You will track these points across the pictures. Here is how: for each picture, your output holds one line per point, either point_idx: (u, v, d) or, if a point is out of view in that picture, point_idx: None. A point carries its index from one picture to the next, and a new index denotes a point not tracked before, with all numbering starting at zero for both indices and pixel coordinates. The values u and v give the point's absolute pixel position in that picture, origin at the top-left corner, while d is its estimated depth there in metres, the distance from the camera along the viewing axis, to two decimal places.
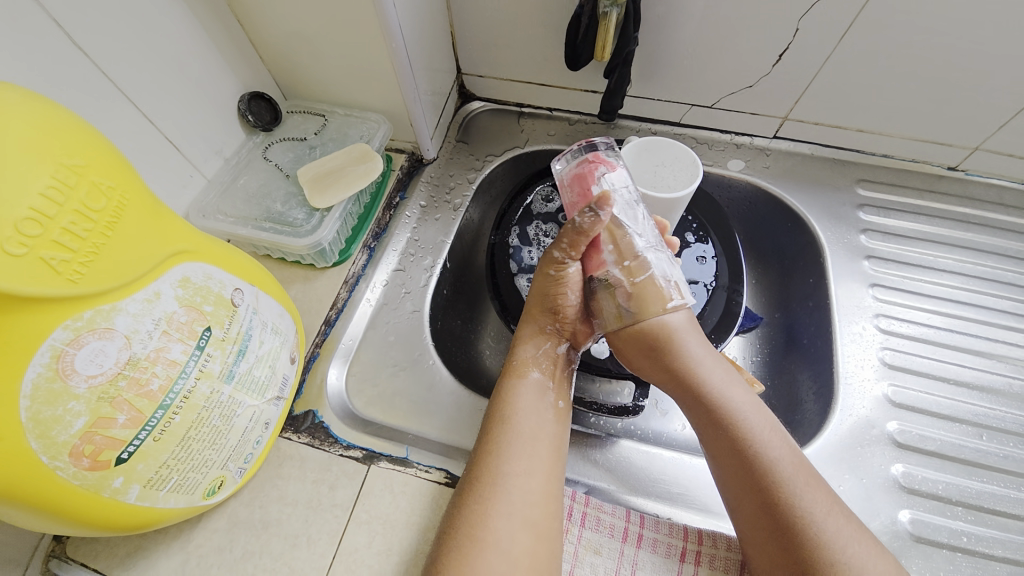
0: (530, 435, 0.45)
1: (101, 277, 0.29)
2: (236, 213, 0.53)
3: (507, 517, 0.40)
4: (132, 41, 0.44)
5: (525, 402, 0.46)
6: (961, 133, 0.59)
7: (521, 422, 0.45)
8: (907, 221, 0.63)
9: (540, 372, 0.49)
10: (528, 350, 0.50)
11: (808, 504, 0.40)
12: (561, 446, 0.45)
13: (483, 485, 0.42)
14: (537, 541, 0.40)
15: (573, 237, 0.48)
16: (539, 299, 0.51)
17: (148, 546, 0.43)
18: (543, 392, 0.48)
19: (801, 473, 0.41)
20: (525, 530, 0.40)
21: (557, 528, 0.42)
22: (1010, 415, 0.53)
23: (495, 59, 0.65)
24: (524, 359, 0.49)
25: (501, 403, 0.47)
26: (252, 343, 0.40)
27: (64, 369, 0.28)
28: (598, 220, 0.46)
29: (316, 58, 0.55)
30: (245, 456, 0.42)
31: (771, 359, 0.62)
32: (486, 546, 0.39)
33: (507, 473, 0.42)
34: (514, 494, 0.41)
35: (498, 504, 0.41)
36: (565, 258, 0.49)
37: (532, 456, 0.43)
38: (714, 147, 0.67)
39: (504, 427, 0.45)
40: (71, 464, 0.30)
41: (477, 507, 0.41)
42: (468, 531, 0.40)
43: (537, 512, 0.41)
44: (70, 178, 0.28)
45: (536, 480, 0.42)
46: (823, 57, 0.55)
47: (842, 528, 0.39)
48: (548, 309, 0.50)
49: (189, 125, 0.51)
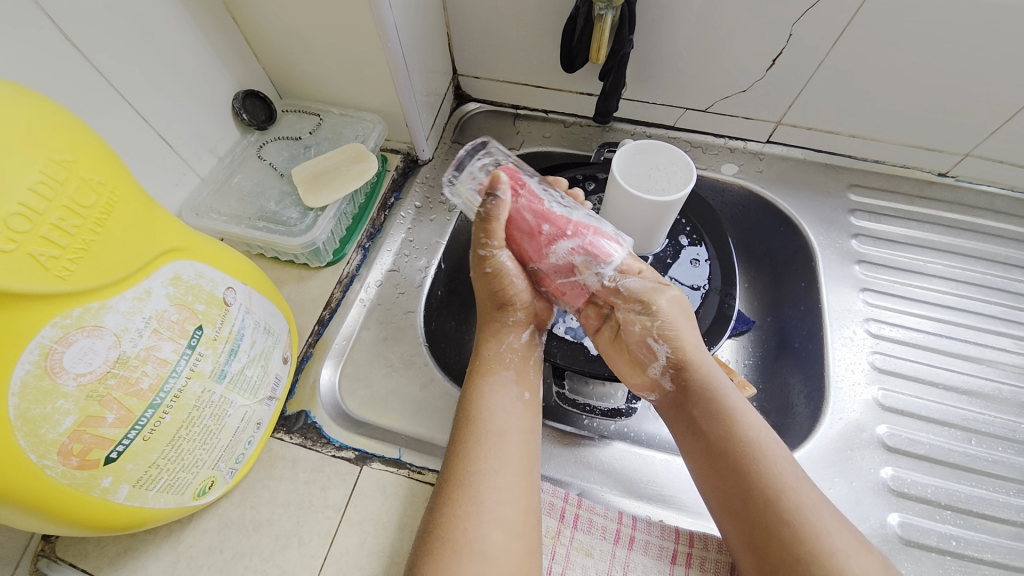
0: (501, 432, 0.45)
1: (91, 275, 0.29)
2: (230, 212, 0.52)
3: (478, 518, 0.40)
4: (126, 38, 0.44)
5: (494, 401, 0.46)
6: (952, 140, 0.60)
7: (491, 420, 0.45)
8: (898, 226, 0.64)
9: (506, 368, 0.49)
10: (490, 346, 0.50)
11: (796, 502, 0.39)
12: (531, 441, 0.45)
13: (455, 487, 0.42)
14: (511, 538, 0.40)
15: (485, 230, 0.48)
16: (485, 296, 0.52)
17: (137, 547, 0.42)
18: (510, 387, 0.48)
19: (789, 471, 0.41)
20: (498, 528, 0.40)
21: (534, 523, 0.42)
22: (999, 420, 0.54)
23: (491, 60, 0.65)
24: (489, 356, 0.50)
25: (469, 403, 0.46)
26: (244, 343, 0.40)
27: (53, 367, 0.28)
28: (499, 201, 0.47)
29: (311, 58, 0.55)
30: (236, 456, 0.42)
31: (764, 363, 0.61)
32: (459, 548, 0.39)
33: (475, 474, 0.42)
34: (483, 493, 0.41)
35: (469, 505, 0.41)
36: (489, 250, 0.49)
37: (501, 454, 0.43)
38: (708, 151, 0.68)
39: (472, 427, 0.45)
40: (60, 463, 0.29)
41: (450, 509, 0.41)
42: (443, 533, 0.39)
43: (511, 510, 0.41)
44: (60, 174, 0.27)
45: (506, 478, 0.42)
46: (816, 63, 0.55)
47: (830, 525, 0.39)
48: (497, 303, 0.51)
49: (183, 122, 0.51)
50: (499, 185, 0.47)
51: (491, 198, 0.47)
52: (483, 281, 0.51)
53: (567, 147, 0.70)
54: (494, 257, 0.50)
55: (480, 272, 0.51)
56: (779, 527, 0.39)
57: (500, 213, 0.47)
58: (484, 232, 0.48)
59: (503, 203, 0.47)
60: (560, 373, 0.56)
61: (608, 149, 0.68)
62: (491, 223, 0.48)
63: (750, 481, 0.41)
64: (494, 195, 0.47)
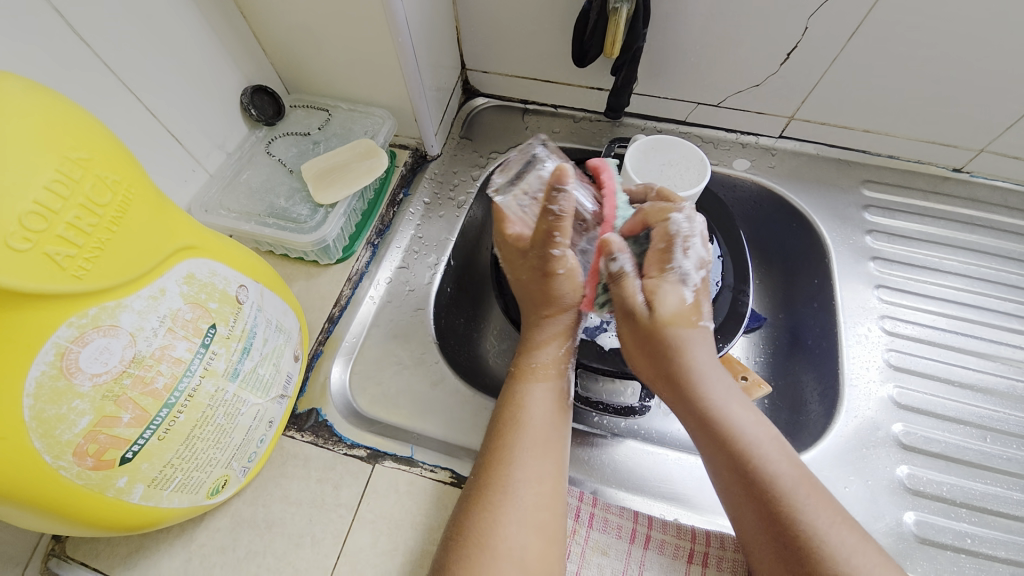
0: (542, 438, 0.44)
1: (106, 274, 0.29)
2: (239, 209, 0.52)
3: (517, 524, 0.40)
4: (135, 33, 0.43)
5: (539, 407, 0.45)
6: (967, 136, 0.59)
7: (532, 426, 0.44)
8: (912, 222, 0.63)
9: (559, 376, 0.48)
10: (549, 351, 0.48)
11: (812, 515, 0.38)
12: (567, 447, 0.45)
13: (493, 492, 0.41)
14: (547, 542, 0.40)
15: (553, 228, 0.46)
16: (534, 301, 0.49)
17: (150, 545, 0.42)
18: (556, 396, 0.47)
19: (803, 485, 0.39)
20: (536, 534, 0.40)
21: (561, 528, 0.42)
22: (1013, 417, 0.54)
23: (500, 55, 0.64)
24: (545, 363, 0.48)
25: (511, 408, 0.45)
26: (256, 341, 0.40)
27: (69, 367, 0.27)
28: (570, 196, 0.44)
29: (320, 52, 0.54)
30: (248, 455, 0.41)
31: (776, 360, 0.61)
32: (498, 555, 0.39)
33: (517, 479, 0.41)
34: (525, 500, 0.41)
35: (508, 511, 0.40)
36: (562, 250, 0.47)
37: (543, 461, 0.43)
38: (720, 146, 0.67)
39: (516, 433, 0.44)
40: (75, 464, 0.29)
41: (486, 515, 0.40)
42: (480, 539, 0.39)
43: (549, 515, 0.41)
44: (75, 171, 0.27)
45: (547, 484, 0.42)
46: (832, 57, 0.54)
47: (847, 538, 0.37)
48: (544, 307, 0.49)
49: (191, 118, 0.50)
50: (567, 178, 0.44)
51: (560, 194, 0.44)
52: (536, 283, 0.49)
53: (577, 142, 0.68)
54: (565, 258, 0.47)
55: (546, 273, 0.48)
56: (798, 541, 0.37)
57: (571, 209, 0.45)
58: (557, 230, 0.46)
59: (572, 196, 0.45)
60: (572, 371, 0.56)
61: (620, 144, 0.66)
62: (562, 220, 0.45)
63: (765, 491, 0.39)
64: (561, 188, 0.44)
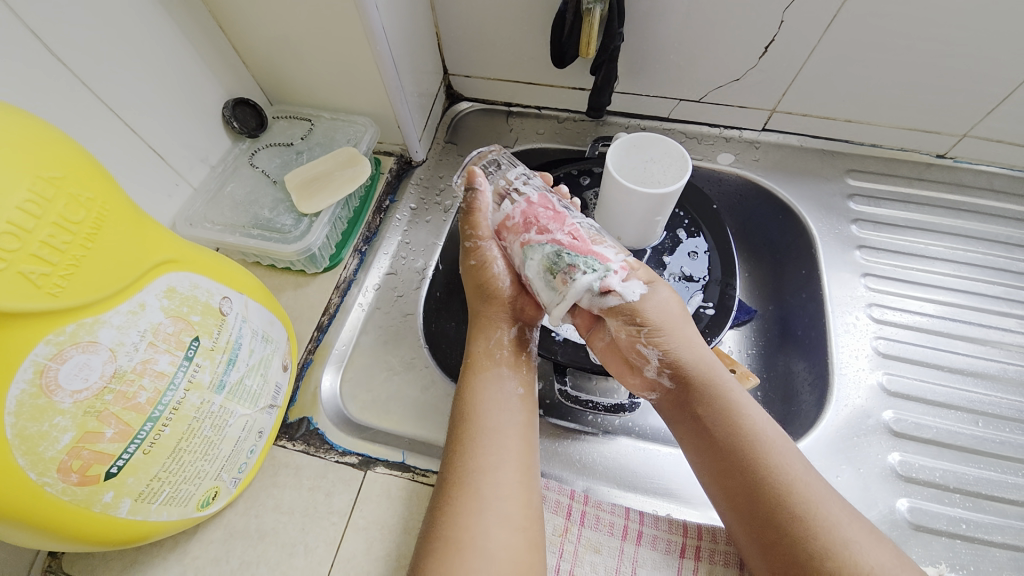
0: (498, 427, 0.45)
1: (83, 290, 0.29)
2: (224, 221, 0.52)
3: (480, 513, 0.40)
4: (115, 52, 0.44)
5: (486, 397, 0.46)
6: (948, 122, 0.59)
7: (487, 417, 0.45)
8: (897, 210, 0.63)
9: (497, 364, 0.48)
10: (480, 344, 0.49)
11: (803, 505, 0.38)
12: (531, 435, 0.46)
13: (456, 485, 0.42)
14: (513, 531, 0.40)
15: (469, 222, 0.51)
16: (474, 293, 0.52)
17: (143, 559, 0.42)
18: (502, 381, 0.47)
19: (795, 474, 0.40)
20: (499, 522, 0.40)
21: (536, 517, 0.42)
22: (1005, 401, 0.54)
23: (481, 59, 0.65)
24: (478, 353, 0.49)
25: (463, 400, 0.46)
26: (242, 352, 0.40)
27: (48, 385, 0.28)
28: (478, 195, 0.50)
29: (301, 64, 0.55)
30: (238, 466, 0.42)
31: (767, 351, 0.60)
32: (463, 546, 0.39)
33: (475, 471, 0.42)
34: (484, 490, 0.41)
35: (470, 501, 0.41)
36: (475, 242, 0.51)
37: (499, 449, 0.43)
38: (704, 141, 0.67)
39: (468, 424, 0.45)
40: (59, 480, 0.29)
41: (452, 507, 0.40)
42: (445, 531, 0.40)
43: (511, 505, 0.41)
44: (47, 190, 0.27)
45: (505, 474, 0.42)
46: (807, 52, 0.55)
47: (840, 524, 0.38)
48: (483, 295, 0.51)
49: (174, 134, 0.51)
50: (476, 178, 0.50)
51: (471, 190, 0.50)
52: (470, 274, 0.52)
53: (560, 143, 0.69)
54: (480, 249, 0.51)
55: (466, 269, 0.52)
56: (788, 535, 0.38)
57: (481, 203, 0.50)
58: (468, 223, 0.51)
59: (482, 193, 0.50)
60: (561, 370, 0.56)
61: (603, 144, 0.67)
62: (473, 217, 0.50)
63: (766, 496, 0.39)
64: (474, 188, 0.50)
